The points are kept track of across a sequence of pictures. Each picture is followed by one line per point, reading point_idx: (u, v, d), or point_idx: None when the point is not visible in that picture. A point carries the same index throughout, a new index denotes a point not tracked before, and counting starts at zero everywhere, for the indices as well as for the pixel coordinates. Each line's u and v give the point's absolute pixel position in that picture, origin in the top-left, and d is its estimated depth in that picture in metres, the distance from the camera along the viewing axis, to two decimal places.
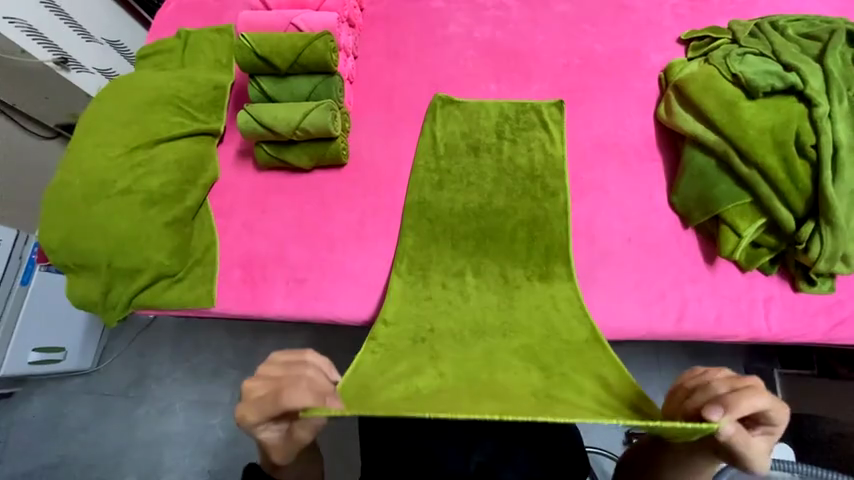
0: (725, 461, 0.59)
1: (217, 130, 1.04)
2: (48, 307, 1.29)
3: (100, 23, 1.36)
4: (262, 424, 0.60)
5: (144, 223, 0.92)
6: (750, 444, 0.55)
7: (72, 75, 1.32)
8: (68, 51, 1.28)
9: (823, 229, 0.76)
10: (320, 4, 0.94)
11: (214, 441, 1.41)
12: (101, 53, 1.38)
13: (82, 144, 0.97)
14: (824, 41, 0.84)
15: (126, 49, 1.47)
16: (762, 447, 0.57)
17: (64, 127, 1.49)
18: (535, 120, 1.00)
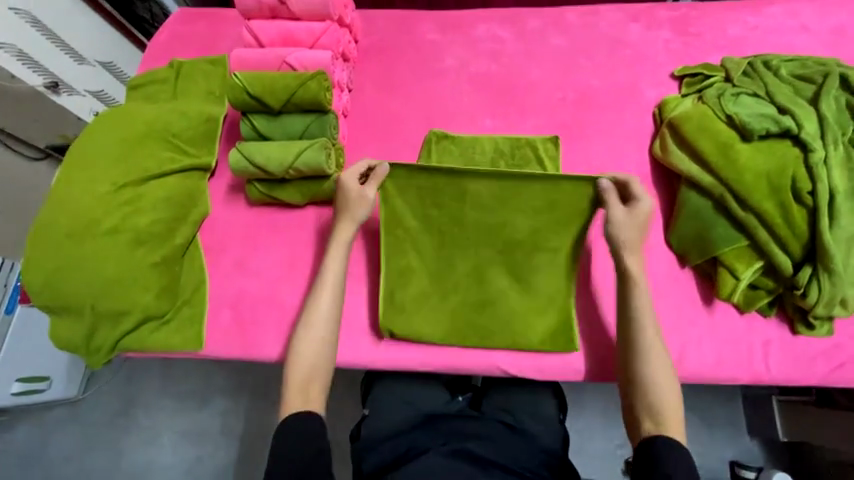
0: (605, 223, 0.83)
1: (208, 165, 1.03)
2: (29, 341, 1.24)
3: (92, 45, 1.36)
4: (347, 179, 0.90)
5: (131, 264, 0.89)
6: (614, 212, 0.82)
7: (62, 99, 1.31)
8: (58, 74, 1.28)
9: (820, 275, 0.76)
10: (313, 42, 0.93)
11: (204, 472, 1.37)
12: (93, 76, 1.38)
13: (68, 182, 0.94)
14: (817, 84, 0.84)
15: (119, 71, 1.48)
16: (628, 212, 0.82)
17: (54, 148, 1.46)
18: (530, 156, 1.00)
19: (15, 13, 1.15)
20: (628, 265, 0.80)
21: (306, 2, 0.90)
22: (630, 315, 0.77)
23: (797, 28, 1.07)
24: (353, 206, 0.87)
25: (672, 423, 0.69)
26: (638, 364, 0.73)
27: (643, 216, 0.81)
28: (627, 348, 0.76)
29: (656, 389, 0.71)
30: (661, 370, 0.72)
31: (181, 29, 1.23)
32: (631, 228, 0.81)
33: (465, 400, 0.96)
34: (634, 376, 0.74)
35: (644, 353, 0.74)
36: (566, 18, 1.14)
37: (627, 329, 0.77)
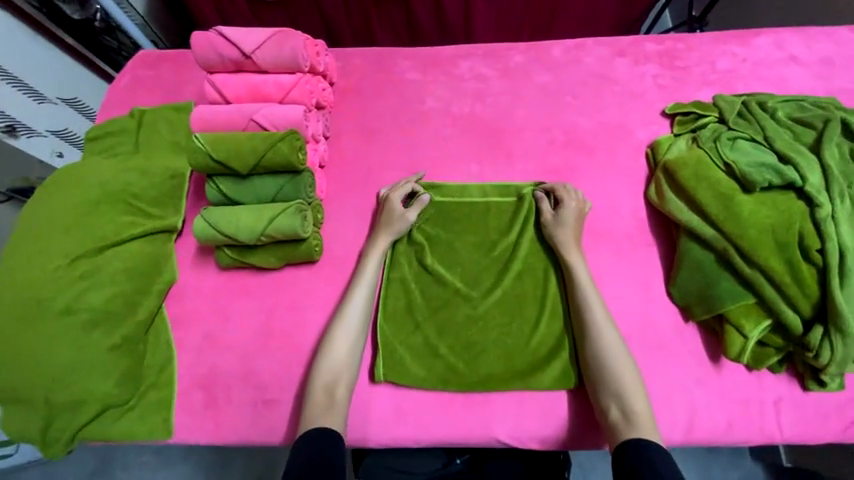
0: (548, 225, 0.89)
1: (174, 226, 0.95)
2: None
3: (52, 82, 1.28)
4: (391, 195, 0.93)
5: (86, 348, 0.80)
6: (547, 217, 0.90)
7: (21, 141, 1.27)
8: (17, 118, 1.22)
9: (833, 336, 0.71)
10: (283, 95, 0.86)
11: None
12: (53, 115, 1.31)
13: (15, 255, 0.85)
14: (818, 129, 0.80)
15: (84, 106, 1.40)
16: (558, 215, 0.89)
17: (15, 190, 1.37)
18: (516, 203, 0.94)
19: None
20: (572, 263, 0.85)
21: (273, 54, 0.83)
22: (580, 311, 0.82)
23: (787, 59, 1.04)
24: (393, 224, 0.91)
25: (634, 402, 0.74)
26: (595, 356, 0.79)
27: (575, 214, 0.89)
28: (582, 343, 0.81)
29: (615, 375, 0.77)
30: (616, 355, 0.78)
31: (144, 73, 1.15)
32: (566, 228, 0.87)
33: (463, 463, 0.96)
34: (592, 367, 0.79)
35: (600, 344, 0.79)
36: (550, 53, 1.09)
37: (580, 325, 0.82)
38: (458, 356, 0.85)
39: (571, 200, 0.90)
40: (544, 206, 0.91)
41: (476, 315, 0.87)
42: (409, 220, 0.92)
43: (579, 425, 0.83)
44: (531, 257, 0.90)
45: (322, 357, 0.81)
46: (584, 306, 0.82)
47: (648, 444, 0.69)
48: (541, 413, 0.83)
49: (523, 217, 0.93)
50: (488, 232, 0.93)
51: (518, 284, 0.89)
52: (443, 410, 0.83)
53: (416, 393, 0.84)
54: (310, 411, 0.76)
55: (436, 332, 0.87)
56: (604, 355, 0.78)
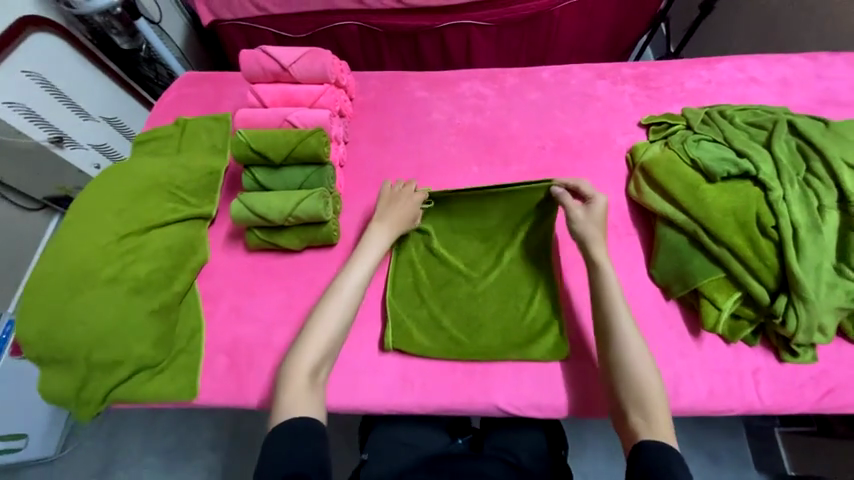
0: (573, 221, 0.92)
1: (209, 214, 1.07)
2: (13, 401, 1.37)
3: (97, 103, 1.49)
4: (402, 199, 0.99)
5: (129, 312, 0.90)
6: (576, 214, 0.92)
7: (67, 152, 1.43)
8: (64, 130, 1.40)
9: (795, 304, 0.79)
10: (313, 101, 1.02)
11: None
12: (95, 130, 1.49)
13: (70, 233, 0.96)
14: (768, 129, 0.93)
15: (123, 126, 1.60)
16: (587, 214, 0.92)
17: (50, 200, 1.58)
18: (516, 200, 0.99)
19: (27, 76, 1.27)
20: (599, 261, 0.87)
21: (306, 68, 1.00)
22: (604, 308, 0.84)
23: (747, 80, 1.20)
24: (403, 219, 0.98)
25: (654, 402, 0.76)
26: (617, 352, 0.80)
27: (602, 215, 0.92)
28: (605, 340, 0.82)
29: (636, 374, 0.78)
30: (639, 355, 0.80)
31: (187, 89, 1.33)
32: (594, 227, 0.91)
33: (465, 442, 1.03)
34: (614, 364, 0.80)
35: (624, 342, 0.80)
36: (540, 76, 1.26)
37: (603, 322, 0.84)
38: (461, 328, 0.95)
39: (600, 201, 0.93)
40: (573, 203, 0.93)
41: (476, 292, 0.98)
42: (414, 220, 1.00)
43: (574, 391, 0.89)
44: (524, 245, 1.00)
45: (302, 347, 0.83)
46: (611, 304, 0.83)
47: (665, 445, 0.70)
48: (536, 382, 0.90)
49: (517, 213, 1.00)
50: (487, 223, 1.02)
51: (512, 263, 0.99)
52: (446, 378, 0.91)
53: (421, 362, 0.92)
54: (287, 399, 0.77)
55: (440, 306, 0.97)
56: (627, 353, 0.80)
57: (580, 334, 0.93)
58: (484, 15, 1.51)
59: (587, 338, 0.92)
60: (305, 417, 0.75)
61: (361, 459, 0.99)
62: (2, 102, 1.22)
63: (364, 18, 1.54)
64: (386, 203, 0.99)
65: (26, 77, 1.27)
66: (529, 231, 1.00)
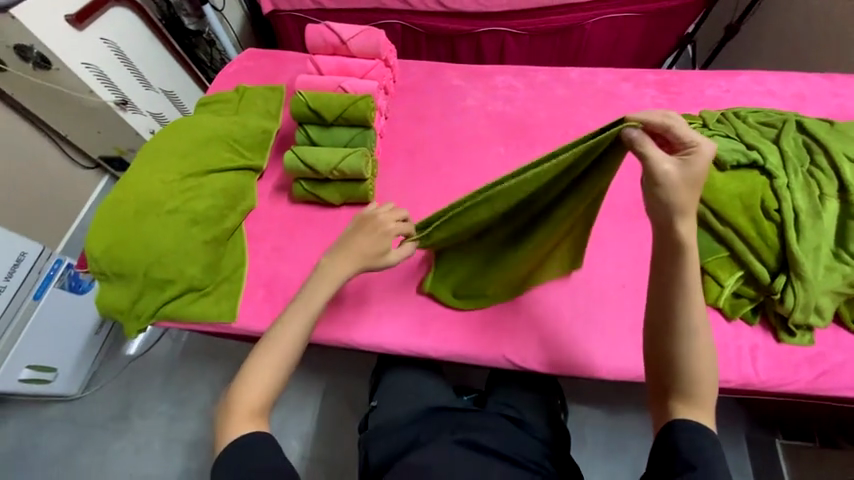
0: (652, 175, 0.61)
1: (259, 167, 1.18)
2: (49, 336, 1.47)
3: (159, 76, 1.62)
4: (389, 223, 0.87)
5: (186, 240, 1.02)
6: (666, 168, 0.60)
7: (128, 116, 1.54)
8: (127, 94, 1.51)
9: (794, 282, 0.87)
10: (364, 73, 1.14)
11: (182, 470, 1.51)
12: (155, 99, 1.62)
13: (141, 169, 1.10)
14: (778, 128, 1.03)
15: (177, 99, 1.73)
16: (681, 169, 0.60)
17: (104, 159, 1.72)
18: (573, 165, 0.81)
19: (104, 42, 1.41)
20: (679, 235, 0.61)
21: (362, 42, 1.13)
22: (667, 291, 0.63)
23: (764, 92, 1.28)
24: (375, 256, 0.84)
25: (704, 398, 0.63)
26: (674, 342, 0.63)
27: (701, 171, 0.60)
28: (663, 325, 0.64)
29: (692, 370, 0.62)
30: (696, 344, 0.63)
31: (248, 63, 1.47)
32: (686, 187, 0.59)
33: (469, 400, 1.10)
34: (668, 355, 0.64)
35: (688, 330, 0.63)
36: (569, 75, 1.37)
37: (664, 305, 0.64)
38: (498, 279, 1.02)
39: (706, 149, 0.61)
40: (660, 153, 0.61)
41: (480, 267, 1.05)
42: (389, 262, 0.86)
43: (577, 349, 0.98)
44: (567, 217, 0.90)
45: (251, 363, 0.75)
46: (679, 287, 0.62)
47: (707, 446, 0.60)
48: (543, 340, 0.99)
49: (564, 183, 0.85)
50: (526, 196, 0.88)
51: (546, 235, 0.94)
52: (464, 325, 1.02)
53: (440, 310, 1.04)
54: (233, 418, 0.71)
55: (479, 257, 1.05)
56: (689, 345, 0.62)
57: (587, 302, 1.02)
58: (518, 24, 1.63)
59: (593, 306, 1.01)
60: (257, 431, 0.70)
61: (371, 407, 1.08)
62: (80, 61, 1.35)
63: (408, 18, 1.68)
64: (367, 226, 0.85)
65: (103, 43, 1.41)
66: (576, 203, 0.88)
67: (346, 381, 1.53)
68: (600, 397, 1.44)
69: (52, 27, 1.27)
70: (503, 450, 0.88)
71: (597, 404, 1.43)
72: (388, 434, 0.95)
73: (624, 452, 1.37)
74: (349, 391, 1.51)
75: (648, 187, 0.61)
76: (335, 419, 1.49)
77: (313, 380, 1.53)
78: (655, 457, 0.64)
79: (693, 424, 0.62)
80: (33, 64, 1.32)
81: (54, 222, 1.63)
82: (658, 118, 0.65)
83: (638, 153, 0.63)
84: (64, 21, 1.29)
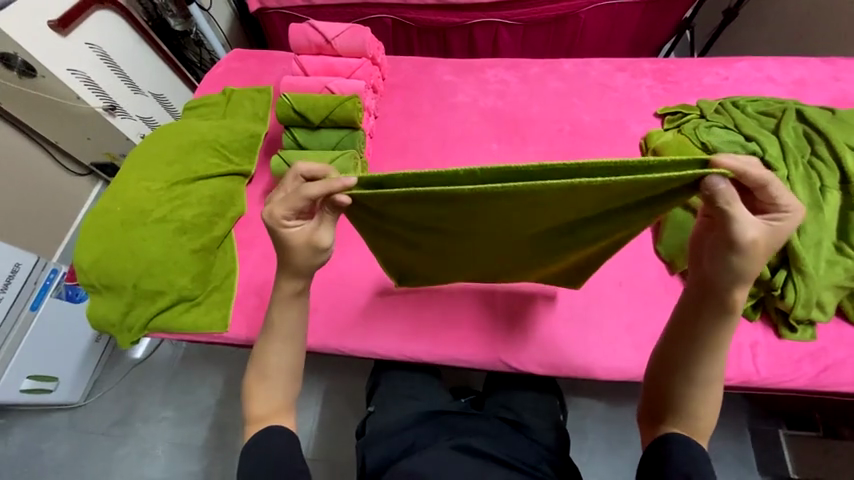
0: (734, 241, 0.55)
1: (248, 172, 1.16)
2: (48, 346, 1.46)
3: (147, 78, 1.59)
4: (277, 206, 0.63)
5: (174, 249, 1.01)
6: (751, 235, 0.55)
7: (117, 121, 1.52)
8: (115, 99, 1.49)
9: (794, 277, 0.86)
10: (351, 73, 1.12)
11: (186, 474, 1.52)
12: (144, 104, 1.60)
13: (127, 178, 1.08)
14: (778, 118, 1.04)
15: (167, 103, 1.70)
16: (768, 238, 0.55)
17: (95, 166, 1.70)
18: (640, 190, 0.62)
19: (89, 47, 1.38)
20: (732, 297, 0.60)
21: (346, 42, 1.11)
22: (696, 336, 0.63)
23: (764, 79, 1.24)
24: (300, 262, 0.67)
25: (703, 426, 0.65)
26: (692, 382, 0.64)
27: (778, 242, 0.57)
28: (683, 366, 0.64)
29: (702, 408, 0.64)
30: (712, 388, 0.64)
31: (235, 64, 1.43)
32: (760, 256, 0.56)
33: (467, 402, 1.09)
34: (683, 393, 0.65)
35: (707, 376, 0.64)
36: (562, 66, 1.33)
37: (687, 348, 0.64)
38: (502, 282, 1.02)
39: (794, 217, 0.55)
40: (752, 218, 0.55)
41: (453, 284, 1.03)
42: (320, 245, 0.65)
43: (572, 349, 0.97)
44: (587, 236, 0.78)
45: (255, 368, 0.75)
46: (714, 337, 0.63)
47: (700, 456, 0.62)
48: (540, 340, 0.98)
49: (619, 203, 0.67)
50: (558, 208, 0.69)
51: (572, 239, 0.81)
52: (460, 327, 1.01)
53: (434, 311, 1.03)
54: (251, 414, 0.75)
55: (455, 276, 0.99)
56: (706, 385, 0.64)
57: (584, 300, 1.00)
58: (511, 14, 1.59)
59: (590, 305, 1.00)
60: (276, 424, 0.75)
61: (369, 411, 1.05)
62: (66, 68, 1.33)
63: (397, 12, 1.63)
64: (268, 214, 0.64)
65: (88, 48, 1.38)
66: (624, 219, 0.72)
67: (345, 382, 1.53)
68: (600, 391, 1.42)
69: (34, 34, 1.24)
70: (502, 453, 0.87)
71: (597, 398, 1.42)
72: (386, 442, 0.93)
73: (625, 446, 1.36)
74: (348, 391, 1.51)
75: (720, 246, 0.57)
76: (335, 420, 1.48)
77: (312, 382, 1.53)
78: (648, 460, 0.66)
79: (685, 438, 0.64)
80: (19, 73, 1.30)
81: (48, 230, 1.62)
82: (756, 173, 0.53)
83: (721, 212, 0.55)
84: (47, 27, 1.26)
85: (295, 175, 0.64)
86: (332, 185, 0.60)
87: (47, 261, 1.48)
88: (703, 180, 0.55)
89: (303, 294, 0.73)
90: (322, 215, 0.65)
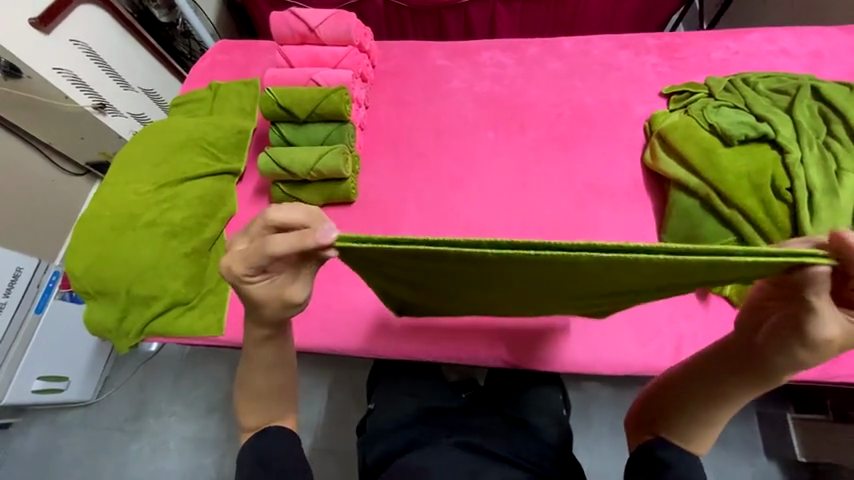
0: (805, 331, 0.51)
1: (237, 170, 1.13)
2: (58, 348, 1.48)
3: (136, 74, 1.55)
4: (239, 258, 0.57)
5: (165, 252, 1.00)
6: (825, 330, 0.51)
7: (108, 119, 1.49)
8: (105, 97, 1.46)
9: None
10: (337, 63, 1.07)
11: (198, 466, 1.56)
12: (135, 100, 1.55)
13: (115, 181, 1.06)
14: (792, 95, 0.99)
15: (159, 98, 1.65)
16: (842, 334, 0.52)
17: (92, 165, 1.68)
18: (712, 269, 0.54)
19: (74, 44, 1.34)
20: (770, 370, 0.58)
21: (332, 29, 1.06)
22: (718, 391, 0.62)
23: (777, 52, 1.16)
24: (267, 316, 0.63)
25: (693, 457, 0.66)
26: (701, 428, 0.63)
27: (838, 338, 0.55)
28: (695, 410, 0.63)
29: (700, 450, 0.65)
30: (714, 433, 0.65)
31: (220, 56, 1.38)
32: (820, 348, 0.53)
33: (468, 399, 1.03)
34: (689, 434, 0.64)
35: (714, 425, 0.64)
36: (561, 45, 1.25)
37: (705, 398, 0.62)
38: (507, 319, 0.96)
39: None
40: (835, 312, 0.51)
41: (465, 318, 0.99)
42: (286, 303, 0.61)
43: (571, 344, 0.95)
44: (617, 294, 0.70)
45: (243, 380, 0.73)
46: (735, 395, 0.61)
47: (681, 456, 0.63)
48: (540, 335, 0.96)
49: (671, 275, 0.58)
50: (597, 280, 0.61)
51: (602, 297, 0.72)
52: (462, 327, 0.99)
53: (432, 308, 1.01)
54: (246, 419, 0.75)
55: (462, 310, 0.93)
56: (710, 431, 0.64)
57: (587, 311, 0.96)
58: None
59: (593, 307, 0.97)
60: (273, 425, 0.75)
61: (368, 408, 1.03)
62: (51, 67, 1.30)
63: None
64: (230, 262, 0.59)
65: (74, 46, 1.33)
66: (683, 285, 0.65)
67: (349, 374, 1.53)
68: (604, 378, 1.41)
69: (16, 33, 1.21)
70: (501, 450, 0.86)
71: (602, 385, 1.41)
72: (386, 441, 0.92)
73: None
74: (352, 383, 1.52)
75: (785, 326, 0.53)
76: (340, 411, 1.50)
77: (316, 375, 1.54)
78: (636, 462, 0.66)
79: (675, 449, 0.64)
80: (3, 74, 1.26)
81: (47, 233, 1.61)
82: None
83: (806, 300, 0.49)
84: (28, 25, 1.23)
85: (262, 225, 0.56)
86: (299, 244, 0.54)
87: (48, 264, 1.48)
88: (802, 271, 0.48)
89: (274, 335, 0.68)
90: (289, 270, 0.59)
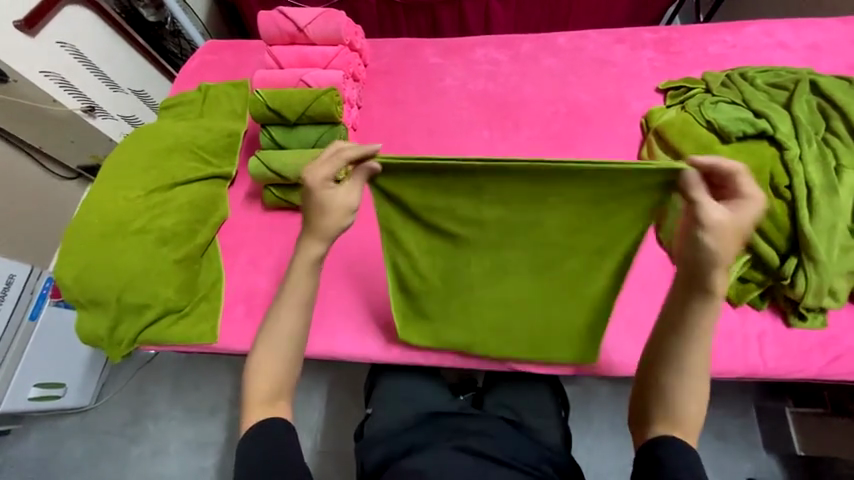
0: (697, 224, 0.56)
1: (229, 174, 1.11)
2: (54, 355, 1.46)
3: (126, 75, 1.52)
4: (316, 175, 0.65)
5: (156, 259, 0.99)
6: (714, 217, 0.55)
7: (97, 122, 1.47)
8: (94, 99, 1.43)
9: (805, 264, 0.82)
10: (328, 64, 1.05)
11: (198, 470, 1.56)
12: (125, 102, 1.53)
13: (103, 188, 1.04)
14: (790, 90, 0.98)
15: (150, 99, 1.63)
16: (733, 218, 0.54)
17: (83, 169, 1.65)
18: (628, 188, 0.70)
19: (61, 46, 1.31)
20: (708, 282, 0.57)
21: (321, 28, 1.04)
22: (673, 323, 0.62)
23: (775, 45, 1.15)
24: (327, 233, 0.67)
25: (689, 423, 0.61)
26: (666, 365, 0.62)
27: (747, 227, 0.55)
28: (658, 348, 0.63)
29: (685, 399, 0.61)
30: (693, 376, 0.61)
31: (209, 57, 1.35)
32: (726, 240, 0.55)
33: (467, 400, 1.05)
34: (657, 375, 0.63)
35: (684, 363, 0.61)
36: (556, 41, 1.23)
37: (662, 334, 0.63)
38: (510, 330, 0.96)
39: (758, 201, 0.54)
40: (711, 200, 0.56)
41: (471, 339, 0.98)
42: (347, 216, 0.67)
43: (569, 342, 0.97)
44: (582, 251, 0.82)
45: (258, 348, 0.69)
46: (691, 324, 0.60)
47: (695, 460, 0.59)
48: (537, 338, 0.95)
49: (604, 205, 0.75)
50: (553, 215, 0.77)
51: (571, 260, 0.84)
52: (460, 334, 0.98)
53: None
54: (250, 403, 0.68)
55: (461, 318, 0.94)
56: (684, 374, 0.61)
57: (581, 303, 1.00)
58: None
59: None
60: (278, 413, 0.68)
61: (367, 413, 1.02)
62: (37, 70, 1.27)
63: None
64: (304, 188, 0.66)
65: (60, 48, 1.30)
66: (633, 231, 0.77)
67: (348, 375, 1.53)
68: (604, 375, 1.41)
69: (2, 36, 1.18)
70: (500, 453, 0.85)
71: (601, 382, 1.40)
72: (385, 446, 0.91)
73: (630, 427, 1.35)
74: (351, 384, 1.52)
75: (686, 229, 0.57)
76: (339, 412, 1.49)
77: (314, 376, 1.53)
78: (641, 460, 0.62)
79: (680, 445, 0.60)
80: None
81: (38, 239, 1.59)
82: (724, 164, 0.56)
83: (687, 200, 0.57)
84: (13, 28, 1.20)
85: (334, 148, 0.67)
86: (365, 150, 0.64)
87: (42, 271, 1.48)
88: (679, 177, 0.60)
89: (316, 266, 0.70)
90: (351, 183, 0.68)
